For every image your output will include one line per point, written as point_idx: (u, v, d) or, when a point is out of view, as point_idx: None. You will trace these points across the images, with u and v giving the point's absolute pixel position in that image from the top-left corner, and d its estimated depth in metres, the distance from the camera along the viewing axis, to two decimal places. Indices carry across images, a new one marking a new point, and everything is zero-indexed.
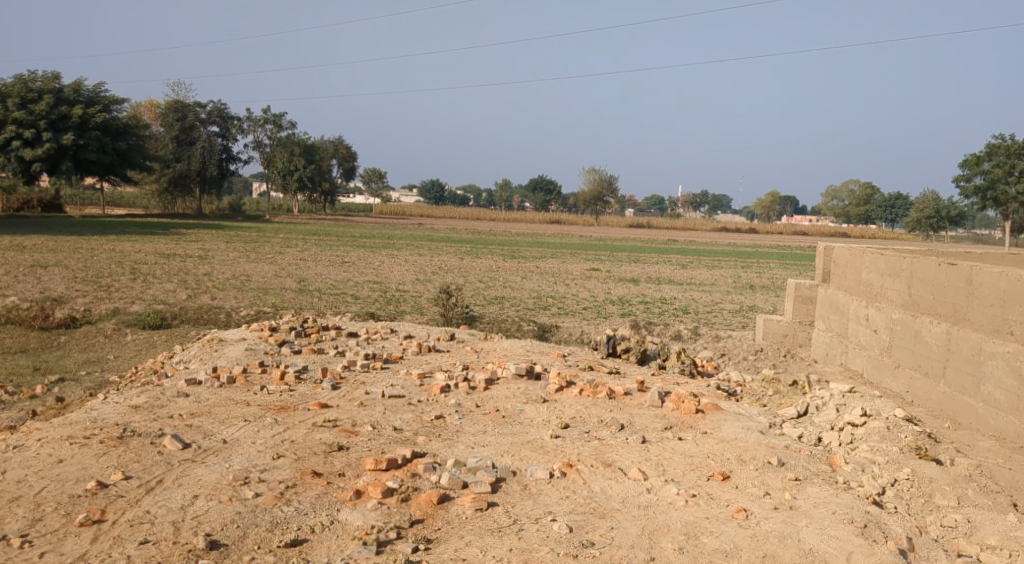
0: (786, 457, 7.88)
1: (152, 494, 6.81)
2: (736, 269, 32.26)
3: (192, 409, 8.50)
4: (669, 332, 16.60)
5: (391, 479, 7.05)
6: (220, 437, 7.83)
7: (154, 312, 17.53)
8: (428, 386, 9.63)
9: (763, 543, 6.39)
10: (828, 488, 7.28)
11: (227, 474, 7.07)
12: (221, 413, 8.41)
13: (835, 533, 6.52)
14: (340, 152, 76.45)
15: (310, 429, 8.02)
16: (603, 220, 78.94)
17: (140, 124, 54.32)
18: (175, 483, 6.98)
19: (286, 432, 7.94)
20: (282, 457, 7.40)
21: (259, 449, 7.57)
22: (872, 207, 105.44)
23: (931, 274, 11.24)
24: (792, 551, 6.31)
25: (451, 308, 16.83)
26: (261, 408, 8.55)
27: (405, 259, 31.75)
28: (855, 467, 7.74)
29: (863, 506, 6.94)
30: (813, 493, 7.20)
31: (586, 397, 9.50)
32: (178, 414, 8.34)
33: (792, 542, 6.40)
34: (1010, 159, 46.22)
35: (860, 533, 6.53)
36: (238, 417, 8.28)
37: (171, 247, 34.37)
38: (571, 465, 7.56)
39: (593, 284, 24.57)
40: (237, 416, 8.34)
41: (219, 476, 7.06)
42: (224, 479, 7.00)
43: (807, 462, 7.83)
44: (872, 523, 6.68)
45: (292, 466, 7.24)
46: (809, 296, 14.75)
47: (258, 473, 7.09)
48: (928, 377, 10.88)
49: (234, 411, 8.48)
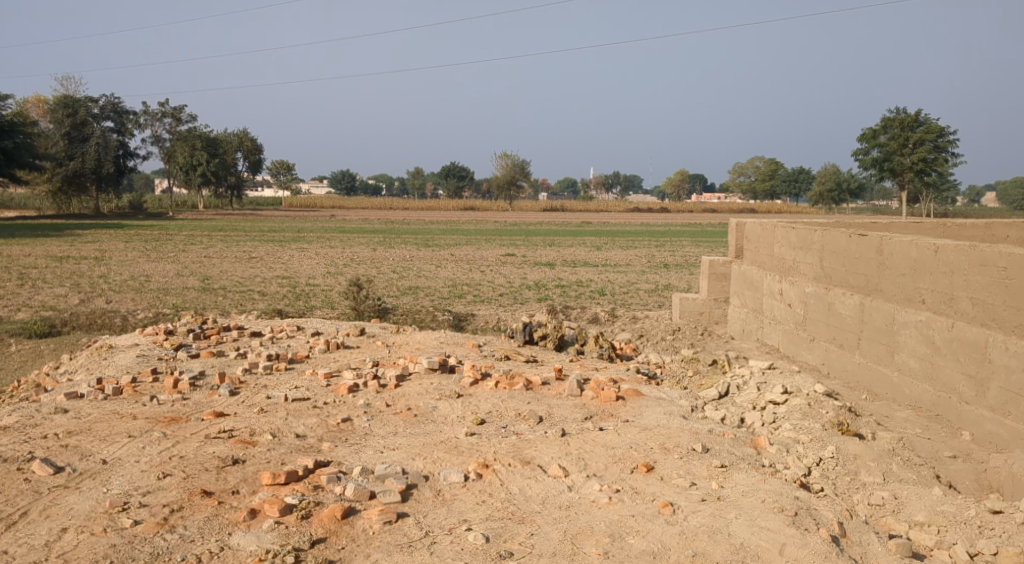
0: (709, 442, 7.64)
1: (14, 530, 6.14)
2: (649, 249, 32.39)
3: (69, 427, 7.79)
4: (586, 316, 16.36)
5: (291, 494, 6.54)
6: (99, 458, 7.17)
7: (42, 319, 16.43)
8: (336, 387, 9.10)
9: (692, 540, 6.12)
10: (753, 473, 7.07)
11: (104, 501, 6.44)
12: (103, 430, 7.72)
13: (764, 524, 6.28)
14: (244, 144, 74.25)
15: (203, 442, 7.42)
16: (516, 205, 78.73)
17: (27, 122, 51.61)
18: (42, 515, 6.31)
19: (175, 447, 7.33)
20: (169, 476, 6.80)
21: (142, 469, 6.94)
22: (777, 182, 108.07)
23: (841, 246, 11.21)
24: (722, 547, 6.05)
25: (361, 302, 16.23)
26: (148, 422, 7.89)
27: (314, 252, 30.86)
28: (778, 448, 7.56)
29: (789, 492, 6.74)
30: (738, 480, 6.96)
31: (502, 390, 9.13)
32: (53, 434, 7.62)
33: (721, 538, 6.15)
34: (903, 132, 47.78)
35: (790, 522, 6.31)
36: (122, 433, 7.62)
37: (63, 249, 32.66)
38: (487, 465, 7.16)
39: (508, 270, 24.24)
40: (121, 433, 7.67)
41: (94, 503, 6.42)
42: (100, 506, 6.37)
43: (730, 446, 7.61)
44: (802, 511, 6.47)
45: (179, 486, 6.65)
46: (723, 273, 14.68)
47: (139, 497, 6.49)
48: (843, 349, 10.85)
49: (118, 426, 7.81)
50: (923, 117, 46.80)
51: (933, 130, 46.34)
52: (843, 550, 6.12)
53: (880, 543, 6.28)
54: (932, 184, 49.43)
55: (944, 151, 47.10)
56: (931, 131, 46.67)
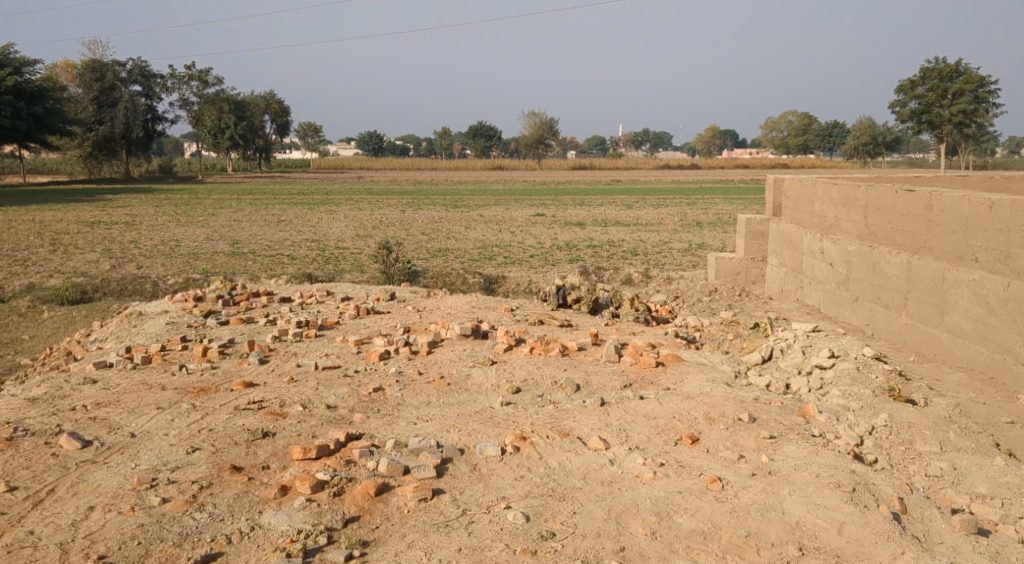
0: (755, 411, 7.36)
1: (40, 509, 6.04)
2: (681, 207, 31.88)
3: (98, 398, 7.68)
4: (619, 277, 16.05)
5: (322, 470, 6.38)
6: (128, 431, 7.05)
7: (74, 286, 16.43)
8: (367, 354, 8.92)
9: (744, 519, 5.89)
10: (804, 445, 6.79)
11: (131, 478, 6.32)
12: (131, 401, 7.61)
13: (821, 502, 6.03)
14: (271, 107, 74.07)
15: (232, 414, 7.28)
16: (544, 163, 78.00)
17: (56, 87, 51.72)
18: (69, 493, 6.21)
19: (204, 420, 7.19)
20: (198, 451, 6.67)
21: (171, 443, 6.81)
22: (810, 137, 106.17)
23: (888, 202, 10.77)
24: (777, 527, 5.81)
25: (391, 265, 16.03)
26: (177, 393, 7.77)
27: (343, 215, 30.70)
28: (828, 416, 7.27)
29: (844, 465, 6.47)
30: (789, 453, 6.70)
31: (537, 356, 8.91)
32: (81, 405, 7.52)
33: (775, 517, 5.91)
34: (942, 83, 46.50)
35: (848, 499, 6.04)
36: (150, 405, 7.50)
37: (94, 214, 32.80)
38: (524, 437, 6.95)
39: (538, 230, 23.94)
40: (149, 404, 7.55)
41: (122, 480, 6.30)
42: (127, 484, 6.25)
43: (777, 416, 7.33)
44: (860, 486, 6.20)
45: (209, 461, 6.52)
46: (760, 231, 14.28)
47: (168, 473, 6.36)
48: (888, 310, 10.49)
49: (147, 397, 7.69)
50: (962, 68, 45.49)
51: (973, 80, 45.03)
52: (905, 528, 5.86)
53: (944, 519, 6.01)
54: (971, 136, 48.11)
55: (984, 102, 45.76)
56: (971, 81, 45.34)
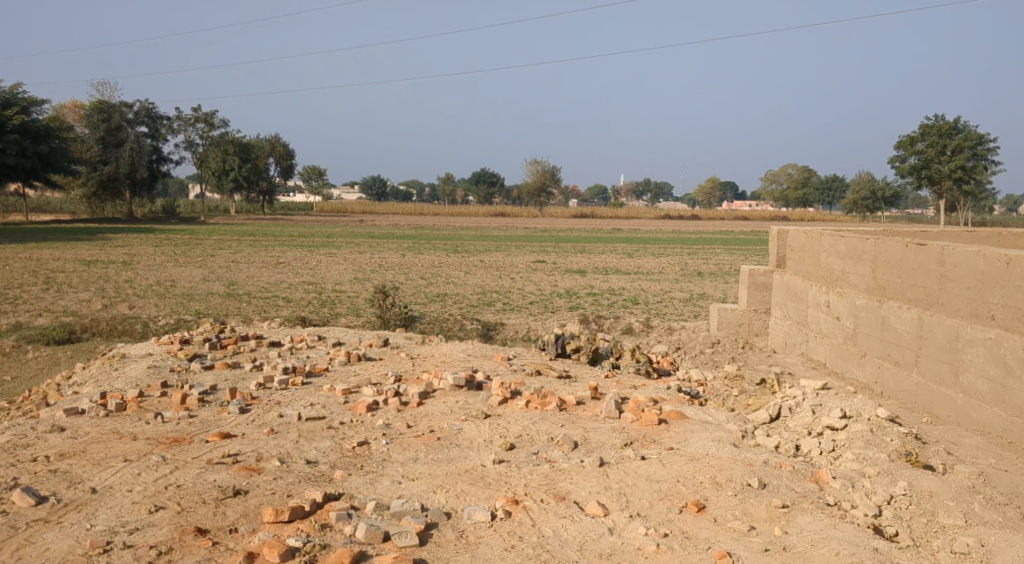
0: (765, 476, 6.93)
1: None
2: (682, 256, 31.65)
3: (62, 448, 7.25)
4: (619, 327, 15.68)
5: (295, 535, 5.95)
6: (88, 487, 6.61)
7: (62, 326, 16.06)
8: (354, 405, 8.49)
9: None
10: (820, 517, 6.37)
11: (84, 541, 5.89)
12: (97, 453, 7.17)
13: None
14: (276, 150, 74.32)
15: (204, 468, 6.85)
16: (547, 210, 77.95)
17: (62, 127, 51.84)
18: (14, 557, 5.78)
19: (173, 474, 6.76)
20: (161, 510, 6.23)
21: (133, 501, 6.37)
22: (810, 190, 106.54)
23: (897, 256, 10.41)
24: None
25: (387, 309, 15.68)
26: (148, 443, 7.34)
27: (342, 258, 30.46)
28: (842, 482, 6.85)
29: (863, 542, 6.04)
30: (802, 526, 6.27)
31: (533, 410, 8.49)
32: (42, 456, 7.10)
33: None
34: (941, 140, 46.45)
35: None
36: (118, 457, 7.08)
37: (92, 253, 32.51)
38: (516, 500, 6.52)
39: (538, 277, 23.64)
40: (116, 456, 7.11)
41: (75, 544, 5.87)
42: (80, 548, 5.82)
43: (789, 482, 6.90)
44: None
45: (172, 523, 6.08)
46: (763, 282, 13.91)
47: (125, 536, 5.93)
48: (898, 367, 10.10)
49: (115, 447, 7.27)
50: (961, 124, 45.57)
51: (972, 137, 45.12)
52: None
53: None
54: (971, 192, 48.08)
55: (983, 158, 45.85)
56: (970, 138, 45.46)
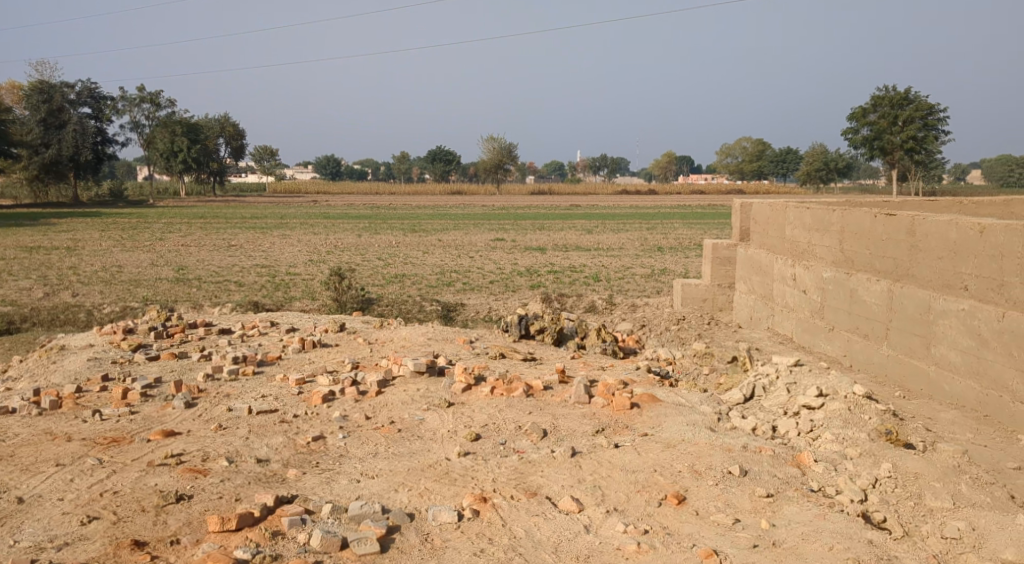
0: (745, 462, 6.68)
1: None
2: (641, 231, 31.46)
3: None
4: (582, 305, 15.38)
5: (243, 546, 5.55)
6: (15, 496, 6.13)
7: (1, 317, 15.32)
8: (308, 396, 8.04)
9: None
10: (807, 507, 6.13)
11: (7, 559, 5.43)
12: (27, 457, 6.68)
13: None
14: (226, 130, 72.69)
15: (143, 472, 6.39)
16: (504, 188, 77.40)
17: (1, 108, 49.99)
18: None
19: (109, 479, 6.30)
20: (95, 521, 5.78)
21: (64, 511, 5.92)
22: (763, 163, 107.45)
23: (865, 227, 10.20)
24: None
25: (344, 292, 15.19)
26: (84, 445, 6.86)
27: (297, 239, 29.78)
28: (825, 466, 6.63)
29: (856, 534, 5.80)
30: (789, 518, 6.03)
31: (498, 397, 8.12)
32: None
33: None
34: (892, 110, 46.78)
35: None
36: (49, 461, 6.59)
37: (34, 239, 31.34)
38: (484, 498, 6.18)
39: (498, 255, 23.26)
40: (47, 460, 6.62)
41: None
42: None
43: (771, 467, 6.65)
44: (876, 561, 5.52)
45: (106, 536, 5.63)
46: (727, 257, 13.70)
47: (54, 552, 5.48)
48: (868, 340, 9.92)
49: (46, 451, 6.78)
50: (912, 95, 45.95)
51: (922, 107, 45.51)
52: None
53: None
54: (922, 162, 48.57)
55: (933, 129, 46.28)
56: (921, 108, 45.77)
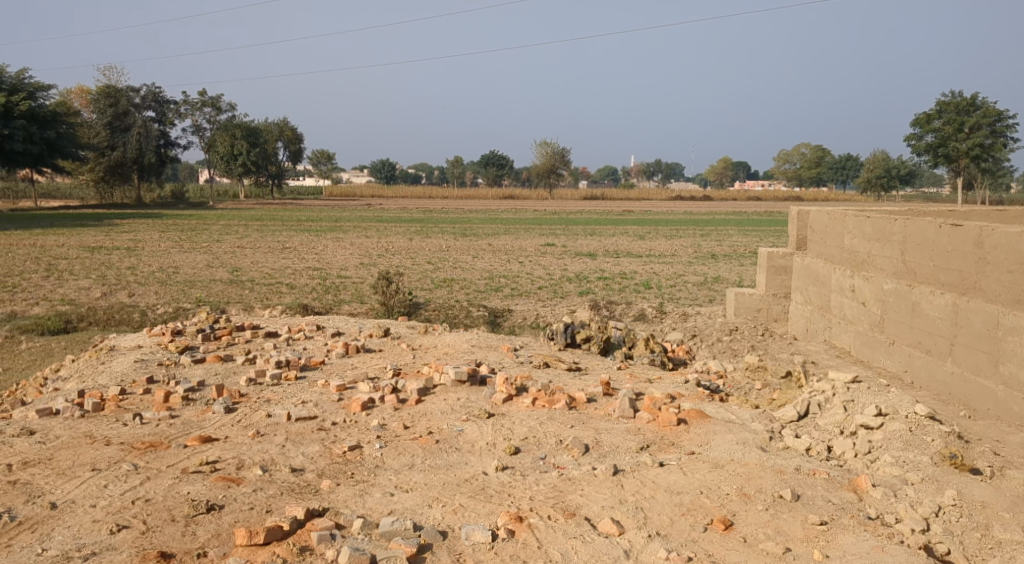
0: (798, 487, 6.40)
1: None
2: (696, 238, 31.00)
3: (28, 456, 6.81)
4: (632, 313, 15.10)
5: None
6: (48, 501, 6.17)
7: (58, 315, 15.60)
8: (347, 403, 7.96)
9: None
10: (864, 537, 5.84)
11: None
12: (65, 460, 6.73)
13: None
14: (285, 134, 73.75)
15: (177, 479, 6.38)
16: (558, 193, 77.21)
17: (70, 112, 51.23)
18: None
19: (142, 486, 6.30)
20: (124, 530, 5.78)
21: (94, 519, 5.93)
22: (822, 169, 105.58)
23: (928, 237, 9.78)
24: None
25: (392, 296, 15.13)
26: (120, 449, 6.89)
27: (349, 242, 29.96)
28: (883, 492, 6.32)
29: None
30: (844, 548, 5.74)
31: (540, 408, 7.93)
32: (6, 465, 6.65)
33: None
34: (959, 116, 45.49)
35: None
36: (86, 465, 6.62)
37: (97, 239, 32.04)
38: (520, 517, 6.00)
39: (548, 260, 23.07)
40: (84, 464, 6.65)
41: None
42: None
43: (824, 492, 6.36)
44: None
45: (133, 546, 5.63)
46: (782, 266, 13.32)
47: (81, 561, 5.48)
48: (931, 356, 9.50)
49: (84, 455, 6.81)
50: (980, 101, 44.61)
51: (990, 113, 44.14)
52: None
53: None
54: (989, 171, 47.12)
55: (1001, 136, 44.86)
56: (989, 114, 44.39)
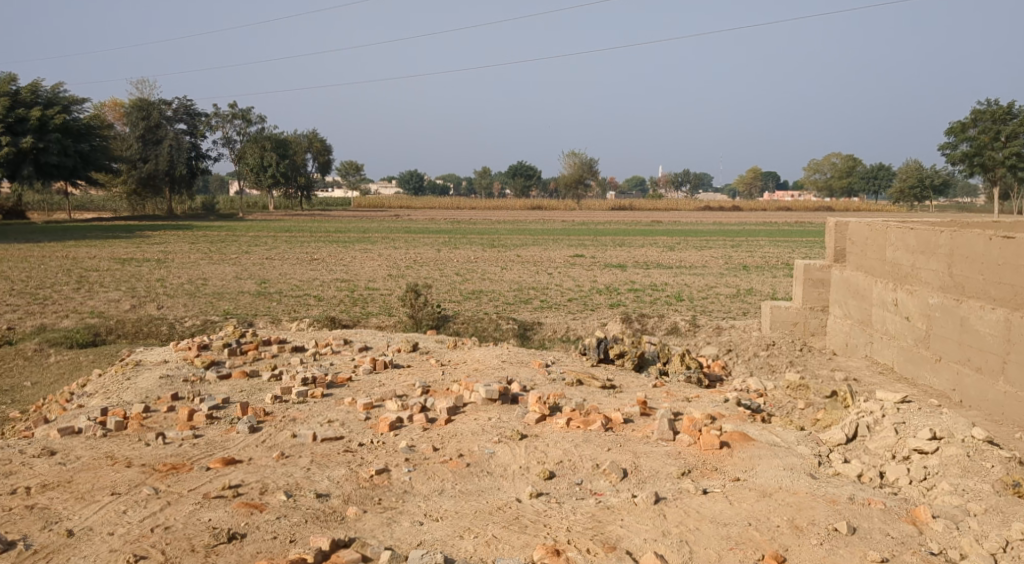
0: (855, 519, 6.24)
1: None
2: (726, 249, 30.55)
3: (47, 479, 6.73)
4: (664, 326, 14.78)
5: None
6: (64, 528, 6.05)
7: (87, 328, 15.56)
8: (375, 423, 7.80)
9: None
10: None
11: None
12: (84, 484, 6.63)
13: None
14: (314, 145, 74.03)
15: (198, 505, 6.26)
16: (586, 203, 76.81)
17: (103, 125, 51.72)
18: None
19: (162, 512, 6.19)
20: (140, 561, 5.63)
21: (111, 549, 5.79)
22: (854, 179, 104.33)
23: (977, 250, 9.38)
24: None
25: (420, 309, 14.92)
26: (141, 472, 6.79)
27: (377, 253, 29.84)
28: (945, 524, 6.17)
29: None
30: None
31: (574, 429, 7.69)
32: (25, 488, 6.58)
33: None
34: (995, 126, 44.62)
35: None
36: (105, 489, 6.53)
37: (128, 251, 32.15)
38: (558, 551, 5.81)
39: (577, 272, 22.76)
40: (104, 488, 6.56)
41: None
42: None
43: (882, 524, 6.21)
44: None
45: None
46: (820, 279, 12.93)
47: None
48: (981, 374, 9.13)
49: (105, 477, 6.73)
50: (1017, 109, 43.73)
51: None
52: None
53: None
54: None
55: None
56: None
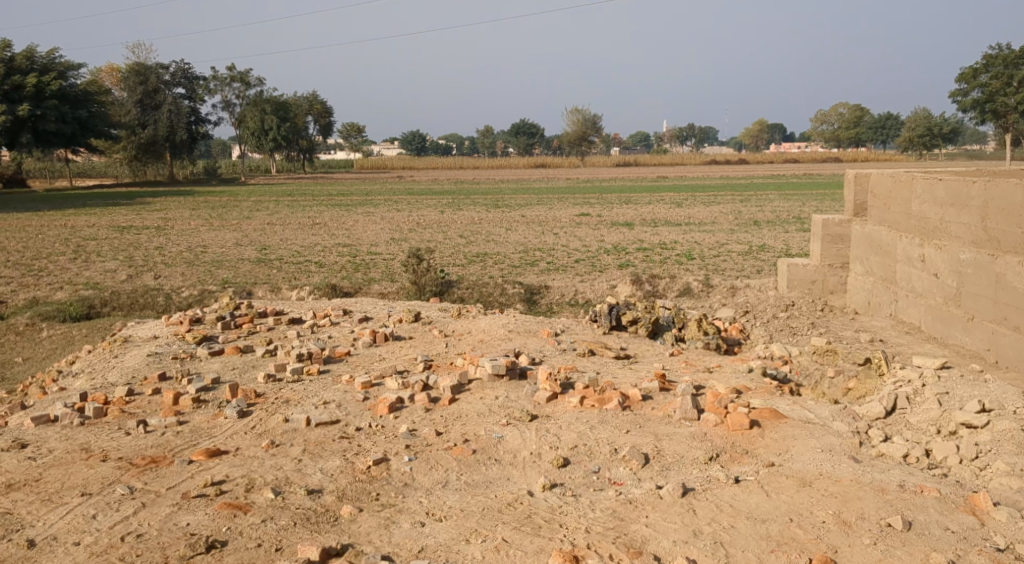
0: (907, 511, 5.76)
1: None
2: (735, 204, 29.86)
3: (14, 477, 6.34)
4: (676, 288, 14.21)
5: None
6: (26, 537, 5.65)
7: (81, 299, 15.07)
8: (375, 404, 7.35)
9: None
10: None
11: None
12: (54, 483, 6.25)
13: None
14: (315, 108, 72.99)
15: (175, 508, 5.85)
16: (590, 161, 75.75)
17: (101, 91, 50.90)
18: None
19: (135, 516, 5.78)
20: None
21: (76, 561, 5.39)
22: (861, 129, 102.98)
23: (1013, 201, 8.76)
24: None
25: (422, 275, 14.35)
26: (116, 468, 6.40)
27: (380, 217, 29.21)
28: (1008, 513, 5.70)
29: None
30: None
31: (588, 409, 7.23)
32: None
33: None
34: (1007, 70, 43.60)
35: None
36: (76, 489, 6.14)
37: (127, 219, 31.54)
38: (577, 557, 5.31)
39: (583, 231, 22.16)
40: (74, 488, 6.16)
41: None
42: None
43: (937, 516, 5.73)
44: None
45: None
46: (839, 234, 12.32)
47: None
48: (1020, 333, 8.58)
49: (77, 474, 6.34)
50: None
51: None
52: None
53: None
54: None
55: None
56: None
